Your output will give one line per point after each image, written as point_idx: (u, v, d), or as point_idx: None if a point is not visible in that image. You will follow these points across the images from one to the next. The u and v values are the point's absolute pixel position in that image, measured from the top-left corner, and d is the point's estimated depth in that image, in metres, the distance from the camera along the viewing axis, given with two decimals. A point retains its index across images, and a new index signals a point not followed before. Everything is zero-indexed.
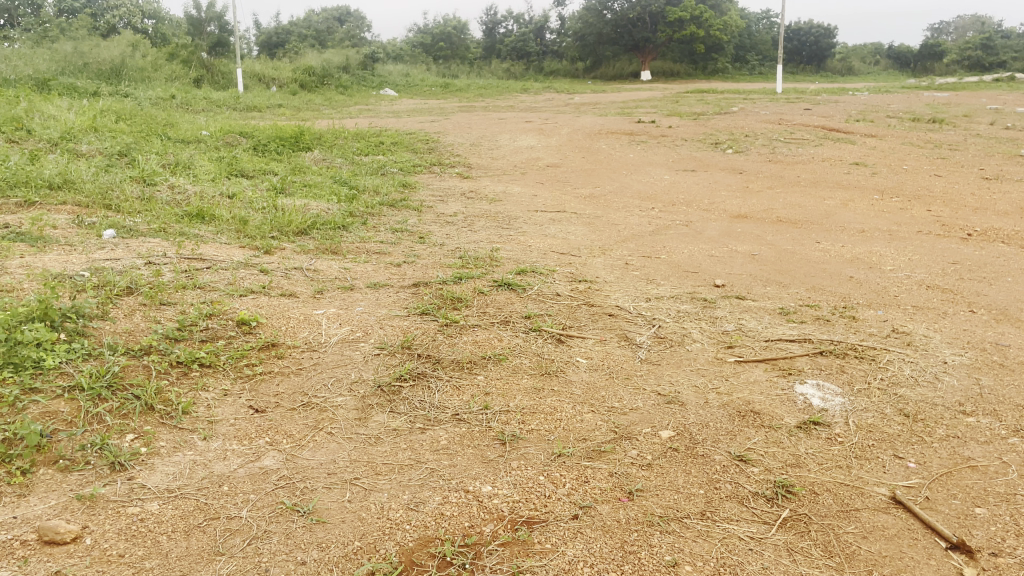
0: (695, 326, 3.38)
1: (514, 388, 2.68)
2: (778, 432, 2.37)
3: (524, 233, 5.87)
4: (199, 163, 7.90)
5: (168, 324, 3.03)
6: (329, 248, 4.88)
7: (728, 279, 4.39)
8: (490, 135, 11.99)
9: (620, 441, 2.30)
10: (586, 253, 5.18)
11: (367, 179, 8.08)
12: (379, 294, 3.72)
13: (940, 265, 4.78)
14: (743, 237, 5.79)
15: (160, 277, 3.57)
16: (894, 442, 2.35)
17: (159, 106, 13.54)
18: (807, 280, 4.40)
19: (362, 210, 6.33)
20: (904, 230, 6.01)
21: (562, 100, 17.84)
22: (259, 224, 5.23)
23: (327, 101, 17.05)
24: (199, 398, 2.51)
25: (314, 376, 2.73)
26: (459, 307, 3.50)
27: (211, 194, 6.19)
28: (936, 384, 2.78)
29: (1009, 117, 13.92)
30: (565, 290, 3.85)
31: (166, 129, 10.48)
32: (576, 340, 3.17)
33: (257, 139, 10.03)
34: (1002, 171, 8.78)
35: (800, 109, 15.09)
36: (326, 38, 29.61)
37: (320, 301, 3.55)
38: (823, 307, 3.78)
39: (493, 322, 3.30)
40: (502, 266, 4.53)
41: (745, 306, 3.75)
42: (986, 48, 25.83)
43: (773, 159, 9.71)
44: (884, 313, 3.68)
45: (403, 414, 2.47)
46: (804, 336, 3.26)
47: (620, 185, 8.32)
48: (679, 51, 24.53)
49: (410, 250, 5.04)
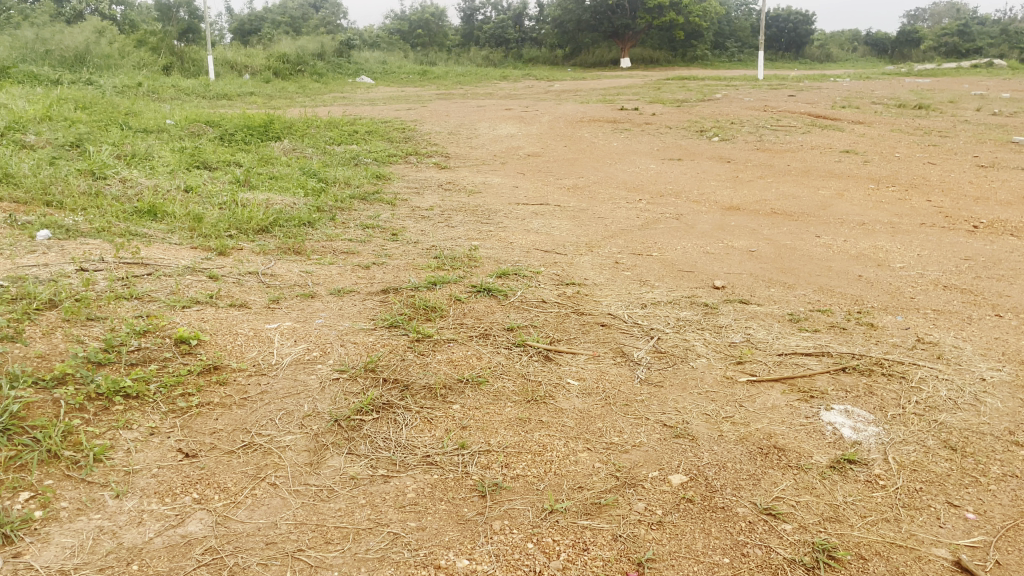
0: (698, 338, 3.01)
1: (495, 419, 2.28)
2: (808, 474, 2.00)
3: (505, 228, 5.48)
4: (159, 155, 7.43)
5: (92, 344, 2.61)
6: (292, 247, 4.46)
7: (728, 280, 4.02)
8: (468, 123, 11.58)
9: (622, 490, 1.92)
10: (571, 251, 4.79)
11: (338, 170, 7.64)
12: (343, 302, 3.31)
13: (952, 261, 4.44)
14: (737, 231, 5.43)
15: (91, 288, 3.14)
16: (945, 486, 1.99)
17: (123, 95, 12.97)
18: (814, 280, 4.04)
19: (331, 204, 5.90)
20: (906, 222, 5.68)
21: (541, 87, 17.38)
22: (216, 221, 4.79)
23: (300, 89, 16.51)
24: (118, 440, 2.10)
25: (260, 408, 2.32)
26: (433, 319, 3.10)
27: (167, 188, 5.72)
28: (980, 408, 2.42)
29: (994, 103, 13.70)
30: (552, 296, 3.46)
31: (127, 117, 9.96)
32: (565, 357, 2.79)
33: (223, 128, 9.54)
34: (996, 158, 8.50)
35: (784, 95, 14.79)
36: (300, 24, 28.89)
37: (274, 312, 3.13)
38: (836, 313, 3.42)
39: (471, 336, 2.91)
40: (483, 267, 4.13)
41: (751, 312, 3.39)
42: (963, 34, 25.87)
43: (762, 147, 9.36)
44: (903, 319, 3.33)
45: (363, 457, 2.07)
46: (821, 349, 2.89)
47: (604, 174, 7.96)
48: (658, 38, 24.26)
49: (380, 249, 4.63)
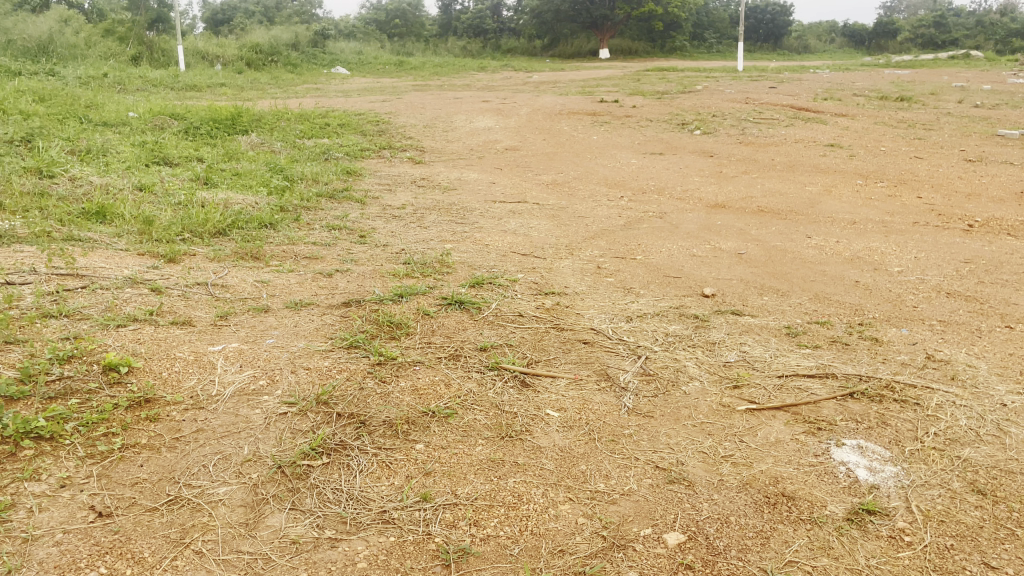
0: (690, 357, 2.73)
1: (464, 462, 2.00)
2: (824, 530, 1.74)
3: (480, 229, 5.19)
4: (117, 151, 7.05)
5: (6, 373, 2.30)
6: (249, 253, 4.13)
7: (717, 287, 3.76)
8: (444, 115, 11.25)
9: (609, 554, 1.66)
10: (549, 254, 4.51)
11: (306, 165, 7.30)
12: (299, 318, 3.01)
13: (951, 264, 4.21)
14: (724, 231, 5.18)
15: (14, 305, 2.81)
16: (979, 541, 1.73)
17: (86, 87, 12.48)
18: (809, 286, 3.79)
19: (296, 203, 5.58)
20: (898, 221, 5.45)
21: (519, 78, 17.03)
22: (169, 223, 4.46)
23: (273, 80, 16.07)
24: (20, 494, 1.79)
25: (192, 451, 2.02)
26: (396, 337, 2.80)
27: (119, 186, 5.37)
28: (1007, 440, 2.16)
29: (975, 95, 13.58)
30: (529, 308, 3.18)
31: (88, 110, 9.53)
32: (543, 381, 2.51)
33: (189, 121, 9.14)
34: (983, 152, 8.32)
35: (765, 87, 14.58)
36: (273, 13, 28.31)
37: (220, 331, 2.82)
38: (836, 325, 3.16)
39: (439, 358, 2.63)
40: (455, 274, 3.84)
41: (746, 325, 3.12)
42: (938, 26, 25.95)
43: (745, 141, 9.13)
44: (908, 331, 3.08)
45: (308, 514, 1.78)
46: (825, 370, 2.63)
47: (585, 170, 7.69)
48: (637, 29, 24.01)
49: (346, 253, 4.32)
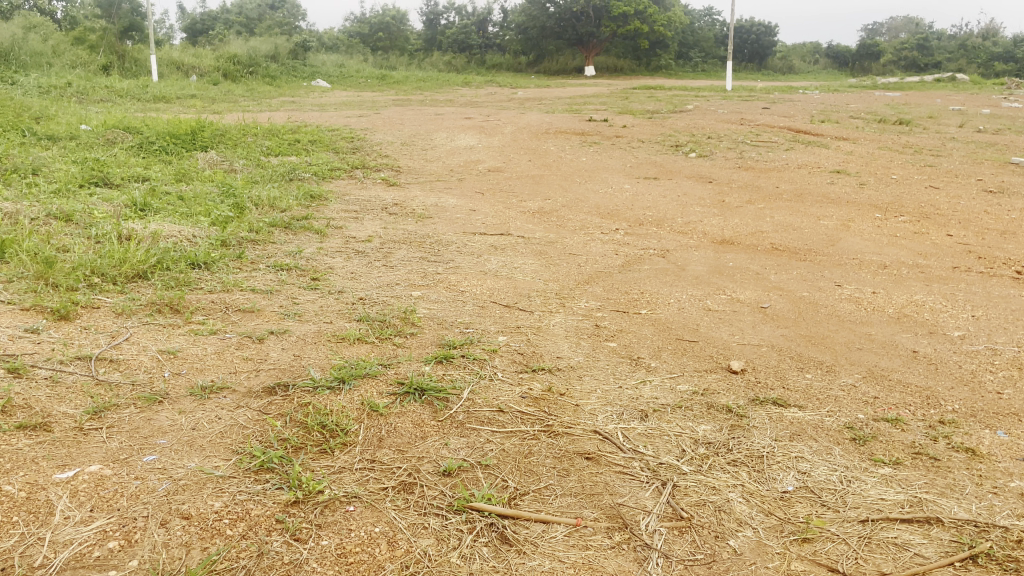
0: (733, 484, 1.99)
1: None
2: None
3: (455, 269, 4.46)
4: (50, 169, 6.25)
5: None
6: (169, 303, 3.35)
7: (748, 358, 3.02)
8: (424, 132, 10.54)
9: None
10: (538, 305, 3.77)
11: (265, 187, 6.51)
12: (202, 414, 2.23)
13: (1019, 326, 3.50)
14: (739, 276, 4.45)
15: None
16: None
17: (44, 97, 11.64)
18: (857, 358, 3.06)
19: (242, 236, 4.80)
20: (934, 265, 4.75)
21: (504, 94, 16.38)
22: (76, 263, 3.67)
23: (248, 92, 15.28)
24: None
25: None
26: (329, 452, 2.03)
27: (34, 215, 4.57)
28: None
29: (977, 119, 13.00)
30: (511, 398, 2.42)
31: (35, 122, 8.70)
32: (530, 532, 1.75)
33: (144, 135, 8.34)
34: (1002, 182, 7.67)
35: (759, 107, 13.94)
36: (255, 25, 27.58)
37: (85, 439, 2.04)
38: (911, 423, 2.43)
39: (383, 488, 1.86)
40: (421, 337, 3.08)
41: (796, 424, 2.37)
42: (923, 49, 25.53)
43: (745, 164, 8.46)
44: (1005, 435, 2.36)
45: None
46: (924, 511, 1.88)
47: (574, 195, 7.00)
48: (622, 47, 23.48)
49: (290, 304, 3.56)
